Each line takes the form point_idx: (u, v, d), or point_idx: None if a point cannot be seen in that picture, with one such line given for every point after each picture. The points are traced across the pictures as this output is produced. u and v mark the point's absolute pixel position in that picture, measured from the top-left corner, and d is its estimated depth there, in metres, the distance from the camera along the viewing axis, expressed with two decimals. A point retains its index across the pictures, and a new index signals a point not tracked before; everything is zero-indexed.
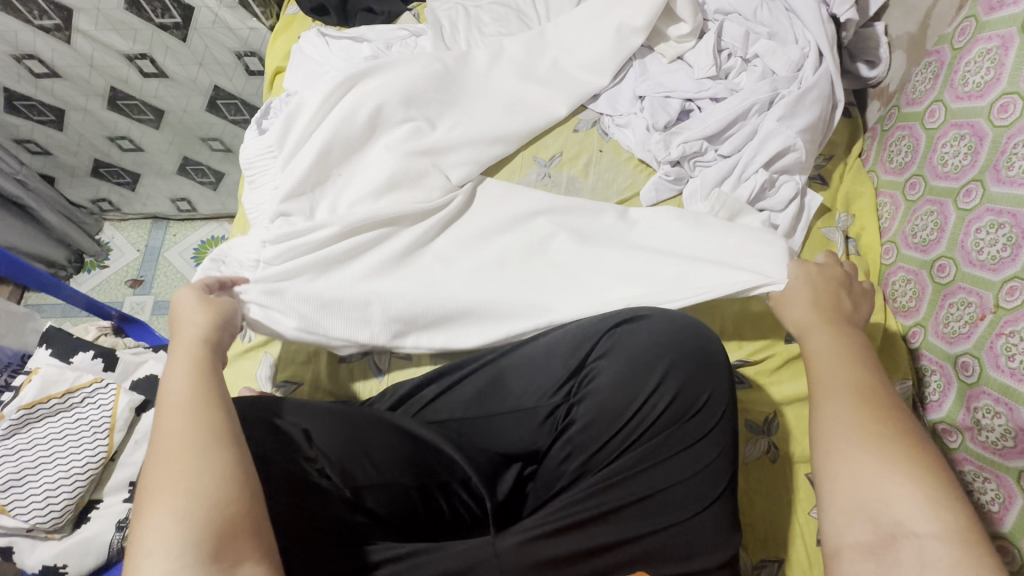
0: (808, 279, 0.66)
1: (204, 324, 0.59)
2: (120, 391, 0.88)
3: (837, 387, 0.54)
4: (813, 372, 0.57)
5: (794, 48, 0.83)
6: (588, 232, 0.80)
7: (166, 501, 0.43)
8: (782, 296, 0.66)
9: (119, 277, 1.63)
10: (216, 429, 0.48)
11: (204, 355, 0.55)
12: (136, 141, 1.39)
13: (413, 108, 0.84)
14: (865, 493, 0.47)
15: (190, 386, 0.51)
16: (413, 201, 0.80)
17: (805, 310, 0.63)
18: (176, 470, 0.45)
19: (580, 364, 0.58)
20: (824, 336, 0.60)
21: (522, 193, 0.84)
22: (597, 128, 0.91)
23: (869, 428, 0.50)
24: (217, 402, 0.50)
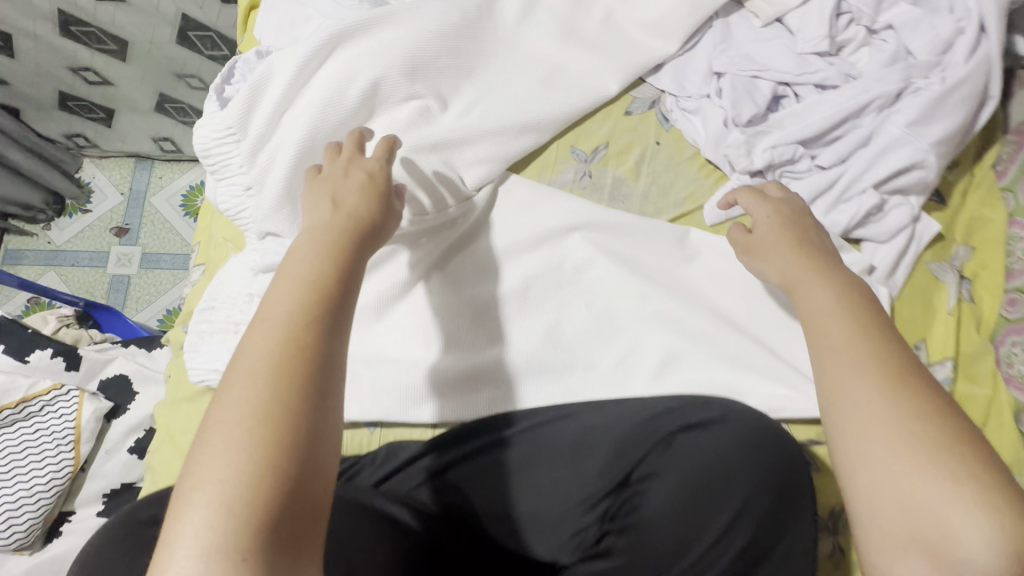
0: (781, 219, 0.56)
1: (367, 212, 0.51)
2: (82, 399, 0.78)
3: (856, 364, 0.45)
4: (818, 338, 0.47)
5: (946, 19, 0.60)
6: (636, 263, 0.64)
7: (239, 444, 0.38)
8: (750, 244, 0.57)
9: (103, 224, 1.50)
10: (310, 363, 0.41)
11: (347, 248, 0.48)
12: (102, 74, 1.19)
13: (420, 77, 0.65)
14: (902, 504, 0.39)
15: (302, 302, 0.44)
16: (418, 210, 0.62)
17: (788, 259, 0.53)
18: (260, 407, 0.39)
19: (620, 481, 0.49)
20: (826, 295, 0.49)
21: (554, 200, 0.66)
22: (656, 110, 0.71)
23: (902, 419, 0.41)
24: (325, 329, 0.43)
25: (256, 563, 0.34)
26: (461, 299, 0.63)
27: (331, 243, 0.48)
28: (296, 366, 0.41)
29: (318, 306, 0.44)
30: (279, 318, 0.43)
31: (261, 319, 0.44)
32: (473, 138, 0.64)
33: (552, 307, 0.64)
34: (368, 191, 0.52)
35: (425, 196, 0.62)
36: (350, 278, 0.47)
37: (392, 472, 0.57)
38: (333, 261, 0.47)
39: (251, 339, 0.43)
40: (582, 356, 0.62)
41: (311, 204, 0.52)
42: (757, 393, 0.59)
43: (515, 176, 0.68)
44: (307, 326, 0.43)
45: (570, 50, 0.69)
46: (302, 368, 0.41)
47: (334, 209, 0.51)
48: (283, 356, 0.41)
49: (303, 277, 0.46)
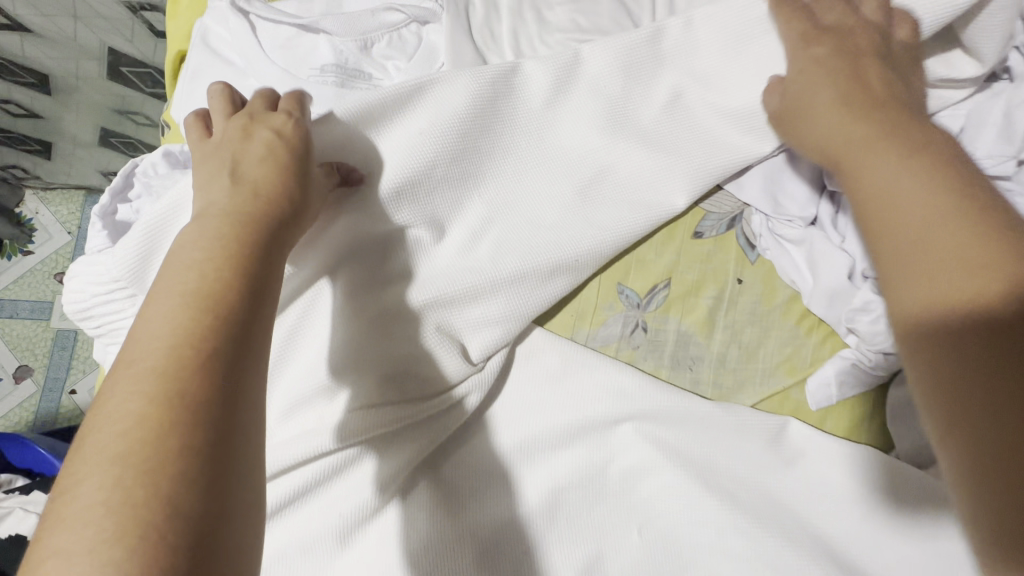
0: (815, 79, 0.44)
1: (247, 158, 0.38)
2: None
3: (933, 240, 0.36)
4: (893, 214, 0.38)
5: None
6: (713, 472, 0.45)
7: (83, 569, 0.24)
8: (795, 105, 0.44)
9: (48, 268, 1.30)
10: (196, 396, 0.29)
11: (245, 229, 0.35)
12: (27, 106, 0.98)
13: (407, 199, 0.44)
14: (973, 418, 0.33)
15: (186, 312, 0.31)
16: (402, 399, 0.44)
17: (832, 125, 0.42)
18: (110, 507, 0.25)
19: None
20: (893, 167, 0.39)
21: (595, 373, 0.46)
22: (737, 231, 0.50)
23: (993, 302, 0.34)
24: (217, 356, 0.30)
25: None
26: (462, 521, 0.44)
27: (224, 225, 0.35)
28: (169, 422, 0.27)
29: (206, 329, 0.31)
30: (143, 365, 0.29)
31: (114, 371, 0.30)
32: (483, 290, 0.45)
33: (591, 536, 0.44)
34: (276, 161, 0.38)
35: (407, 377, 0.44)
36: (247, 269, 0.34)
37: None
38: (224, 258, 0.33)
39: (104, 400, 0.29)
40: None
41: (203, 182, 0.38)
42: None
43: (542, 329, 0.48)
44: (179, 368, 0.29)
45: (623, 148, 0.48)
46: (180, 421, 0.27)
47: (233, 183, 0.37)
48: (142, 422, 0.27)
49: (195, 264, 0.33)
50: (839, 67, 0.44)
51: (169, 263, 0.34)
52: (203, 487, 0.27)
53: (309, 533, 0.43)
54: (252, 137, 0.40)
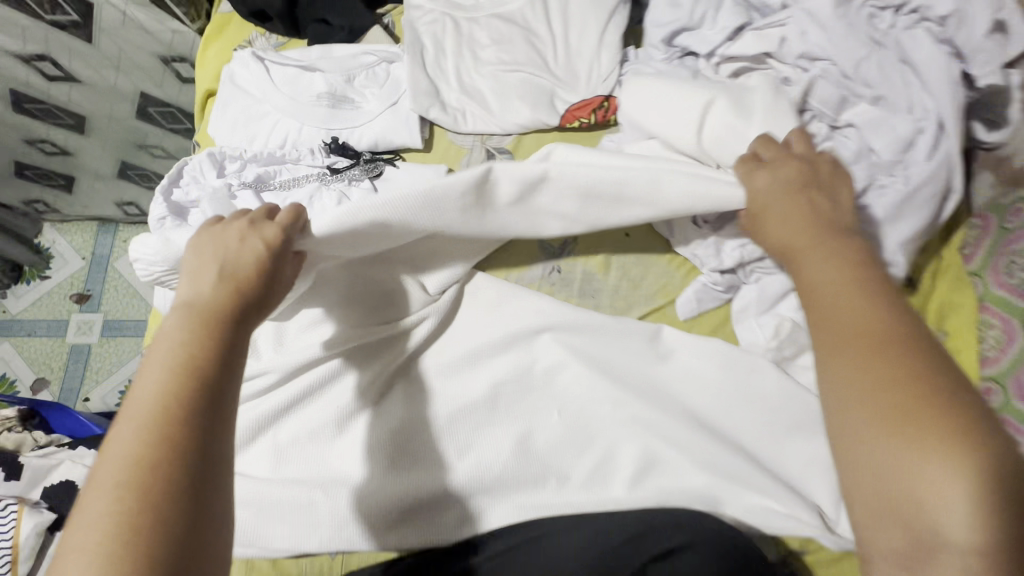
0: (772, 194, 0.54)
1: (254, 270, 0.49)
2: (21, 515, 0.72)
3: (849, 331, 0.44)
4: (816, 305, 0.47)
5: (906, 119, 0.59)
6: (608, 365, 0.62)
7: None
8: (749, 217, 0.56)
9: (63, 290, 1.44)
10: (184, 445, 0.37)
11: (222, 331, 0.44)
12: (60, 144, 1.15)
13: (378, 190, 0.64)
14: (898, 478, 0.38)
15: (172, 381, 0.40)
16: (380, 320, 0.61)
17: (789, 230, 0.52)
18: (108, 535, 0.34)
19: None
20: (822, 269, 0.49)
21: (521, 301, 0.64)
22: None
23: (888, 383, 0.41)
24: (180, 434, 0.37)
25: None
26: (427, 412, 0.60)
27: (196, 318, 0.44)
28: (153, 472, 0.36)
29: (186, 392, 0.40)
30: (140, 419, 0.38)
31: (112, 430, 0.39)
32: (435, 246, 0.62)
33: (522, 417, 0.61)
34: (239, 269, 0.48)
35: (379, 306, 0.61)
36: (216, 363, 0.42)
37: None
38: (196, 353, 0.42)
39: (107, 449, 0.38)
40: (555, 467, 0.60)
41: (191, 280, 0.47)
42: (729, 503, 0.57)
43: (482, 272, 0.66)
44: (151, 449, 0.37)
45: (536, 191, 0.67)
46: (153, 484, 0.35)
47: (219, 278, 0.47)
48: (137, 465, 0.36)
49: (181, 344, 0.42)
50: (784, 182, 0.55)
51: (155, 345, 0.43)
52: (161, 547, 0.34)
53: (317, 421, 0.59)
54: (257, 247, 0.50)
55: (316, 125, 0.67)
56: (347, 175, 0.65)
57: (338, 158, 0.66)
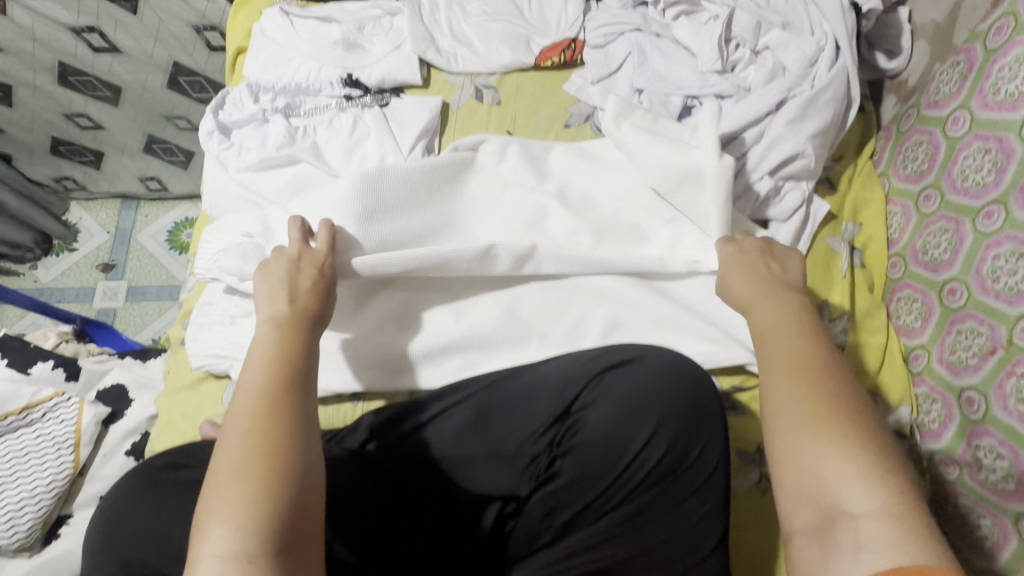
0: (734, 255, 0.65)
1: (320, 308, 0.58)
2: (83, 405, 0.84)
3: (784, 355, 0.53)
4: (762, 335, 0.56)
5: (809, 40, 0.75)
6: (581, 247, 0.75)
7: (227, 516, 0.41)
8: (722, 280, 0.65)
9: (90, 261, 1.57)
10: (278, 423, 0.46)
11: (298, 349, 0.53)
12: (94, 118, 1.30)
13: (393, 118, 0.79)
14: (818, 467, 0.46)
15: (272, 376, 0.49)
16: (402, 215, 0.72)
17: (744, 279, 0.61)
18: (237, 480, 0.43)
19: (564, 412, 0.58)
20: (767, 308, 0.58)
21: (508, 201, 0.77)
22: (591, 123, 0.84)
23: (814, 395, 0.49)
24: (294, 410, 0.48)
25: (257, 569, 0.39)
26: (432, 286, 0.73)
27: (286, 331, 0.54)
28: (261, 437, 0.45)
29: (278, 382, 0.49)
30: (250, 396, 0.48)
31: (233, 405, 0.48)
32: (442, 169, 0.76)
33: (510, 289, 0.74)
34: (294, 302, 0.57)
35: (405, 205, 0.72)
36: (303, 365, 0.52)
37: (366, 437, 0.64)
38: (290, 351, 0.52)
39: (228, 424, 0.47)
40: (538, 329, 0.72)
41: (266, 300, 0.57)
42: (683, 348, 0.69)
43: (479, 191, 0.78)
44: (268, 415, 0.47)
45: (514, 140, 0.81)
46: (263, 444, 0.45)
47: (290, 301, 0.56)
48: (258, 427, 0.46)
49: (280, 349, 0.52)
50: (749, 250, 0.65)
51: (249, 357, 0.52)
52: (303, 487, 0.44)
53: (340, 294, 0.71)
54: (314, 282, 0.60)
55: (337, 64, 0.82)
56: (360, 101, 0.80)
57: (352, 89, 0.81)
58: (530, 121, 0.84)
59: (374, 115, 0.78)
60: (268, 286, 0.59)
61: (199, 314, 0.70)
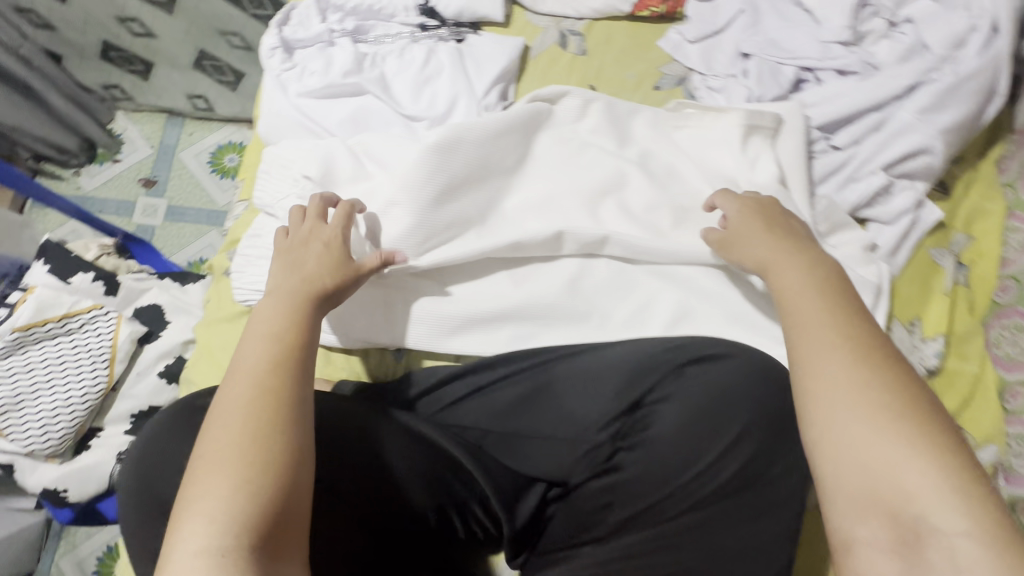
0: (752, 217, 0.60)
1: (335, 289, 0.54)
2: (120, 321, 0.82)
3: (830, 348, 0.46)
4: (798, 325, 0.49)
5: (961, 17, 0.65)
6: (660, 225, 0.68)
7: (209, 499, 0.40)
8: (729, 248, 0.60)
9: (132, 174, 1.55)
10: (274, 398, 0.45)
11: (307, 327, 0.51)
12: (147, 24, 1.29)
13: (470, 55, 0.72)
14: (887, 466, 0.40)
15: (273, 349, 0.48)
16: (469, 167, 0.65)
17: (764, 247, 0.56)
18: (224, 462, 0.42)
19: (633, 403, 0.53)
20: (806, 294, 0.51)
21: (584, 164, 0.70)
22: (683, 88, 0.75)
23: (873, 394, 0.43)
24: (290, 392, 0.45)
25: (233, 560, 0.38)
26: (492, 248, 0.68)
27: (291, 302, 0.52)
28: (254, 414, 0.44)
29: (278, 358, 0.48)
30: (249, 371, 0.47)
31: (230, 379, 0.47)
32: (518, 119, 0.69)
33: (570, 265, 0.67)
34: (307, 276, 0.54)
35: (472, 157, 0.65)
36: (309, 342, 0.50)
37: (412, 397, 0.61)
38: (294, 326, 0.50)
39: (222, 398, 0.46)
40: (601, 307, 0.66)
41: (278, 273, 0.55)
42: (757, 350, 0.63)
43: (555, 143, 0.71)
44: (264, 391, 0.45)
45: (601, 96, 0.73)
46: (256, 422, 0.43)
47: (298, 275, 0.54)
48: (251, 404, 0.44)
49: (279, 322, 0.50)
50: (763, 214, 0.60)
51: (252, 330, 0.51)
52: (291, 477, 0.42)
53: None
54: (325, 253, 0.56)
55: None
56: (436, 33, 0.73)
57: (428, 19, 0.74)
58: (616, 77, 0.76)
59: (449, 50, 0.71)
60: (284, 257, 0.56)
61: (247, 245, 0.66)
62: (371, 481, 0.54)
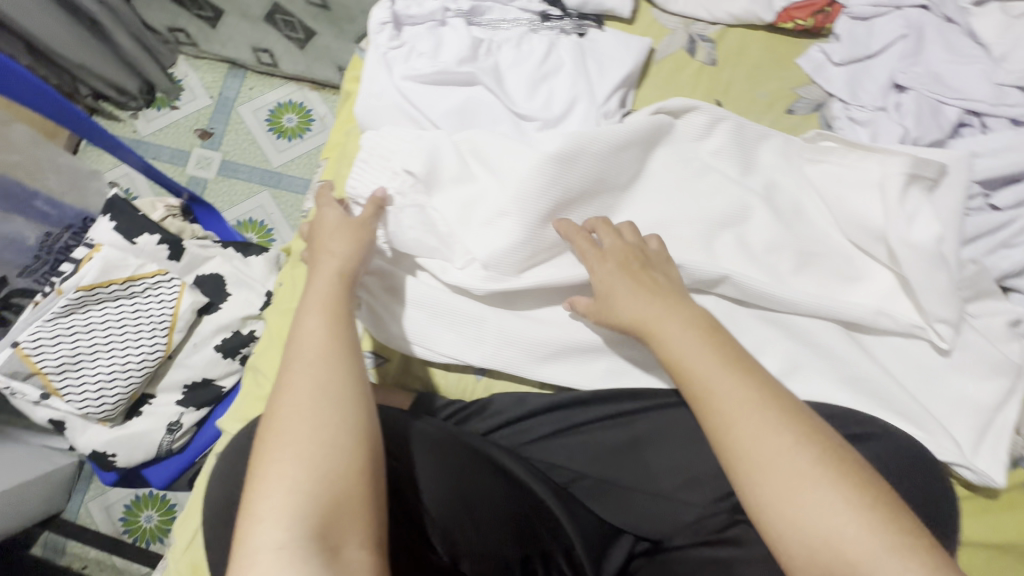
0: (598, 256, 0.55)
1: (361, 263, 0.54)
2: (184, 289, 0.79)
3: (734, 407, 0.45)
4: (699, 383, 0.47)
5: None
6: (779, 269, 0.62)
7: (286, 481, 0.40)
8: (600, 299, 0.54)
9: (189, 123, 1.51)
10: (337, 380, 0.45)
11: (348, 305, 0.51)
12: None
13: (593, 53, 0.65)
14: (825, 536, 0.40)
15: (326, 330, 0.48)
16: (583, 182, 0.59)
17: (645, 300, 0.52)
18: (297, 445, 0.42)
19: None
20: (688, 342, 0.49)
21: (703, 190, 0.64)
22: (820, 115, 0.68)
23: (788, 453, 0.43)
24: (345, 373, 0.46)
25: (313, 539, 0.38)
26: None
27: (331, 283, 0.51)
28: (319, 396, 0.44)
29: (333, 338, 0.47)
30: (307, 353, 0.46)
31: (286, 362, 0.47)
32: (641, 133, 0.62)
33: None
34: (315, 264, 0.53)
35: (588, 170, 0.60)
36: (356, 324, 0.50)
37: (501, 425, 0.57)
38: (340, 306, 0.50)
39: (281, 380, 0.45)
40: None
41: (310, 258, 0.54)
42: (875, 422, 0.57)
43: (672, 163, 0.65)
44: (326, 372, 0.45)
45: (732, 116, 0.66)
46: (320, 404, 0.43)
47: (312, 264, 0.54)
48: (318, 387, 0.44)
49: (322, 301, 0.50)
50: (619, 262, 0.55)
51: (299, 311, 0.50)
52: (361, 458, 0.42)
53: None
54: (340, 229, 0.55)
55: None
56: (558, 24, 0.66)
57: (550, 7, 0.67)
58: (747, 94, 0.68)
59: (570, 46, 0.64)
60: (314, 243, 0.55)
61: None
62: (467, 521, 0.48)
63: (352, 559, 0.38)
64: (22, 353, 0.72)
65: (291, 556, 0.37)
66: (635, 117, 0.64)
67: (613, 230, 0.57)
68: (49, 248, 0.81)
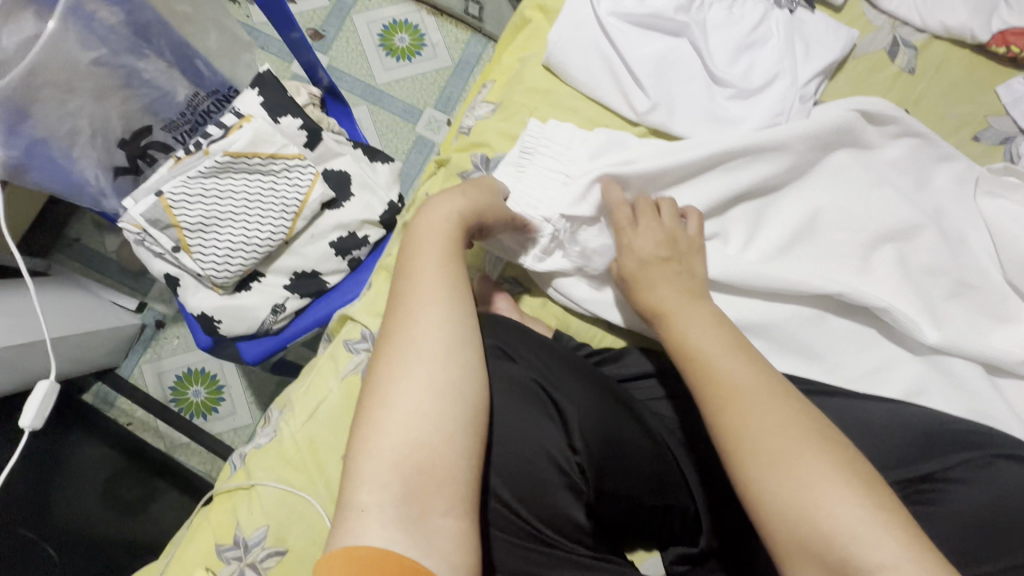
0: (630, 238, 0.56)
1: (473, 217, 0.50)
2: (317, 179, 0.79)
3: (739, 387, 0.43)
4: (701, 368, 0.45)
5: None
6: (933, 293, 0.62)
7: (370, 445, 0.38)
8: (633, 282, 0.55)
9: (302, 20, 1.48)
10: (432, 339, 0.42)
11: (455, 262, 0.47)
12: None
13: (801, 32, 0.63)
14: (802, 506, 0.37)
15: (428, 283, 0.45)
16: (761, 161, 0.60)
17: (667, 289, 0.52)
18: (387, 406, 0.39)
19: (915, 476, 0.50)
20: (699, 330, 0.48)
21: (876, 198, 0.63)
22: (1006, 147, 0.66)
23: (774, 433, 0.40)
24: (439, 333, 0.42)
25: (387, 507, 0.36)
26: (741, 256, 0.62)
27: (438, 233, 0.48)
28: (411, 354, 0.41)
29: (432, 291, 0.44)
30: (401, 308, 0.44)
31: (388, 314, 0.44)
32: (834, 122, 0.61)
33: (823, 302, 0.63)
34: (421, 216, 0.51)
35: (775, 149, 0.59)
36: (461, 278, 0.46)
37: (634, 378, 0.59)
38: (445, 259, 0.46)
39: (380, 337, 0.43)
40: (838, 353, 0.62)
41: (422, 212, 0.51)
42: None
43: (851, 163, 0.64)
44: (422, 329, 0.42)
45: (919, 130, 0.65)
46: (411, 362, 0.41)
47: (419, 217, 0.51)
48: (412, 346, 0.41)
49: (427, 251, 0.47)
50: (653, 251, 0.55)
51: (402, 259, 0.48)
52: (451, 427, 0.39)
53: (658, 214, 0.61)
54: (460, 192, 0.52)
55: None
56: None
57: None
58: (937, 109, 0.66)
59: (782, 20, 0.63)
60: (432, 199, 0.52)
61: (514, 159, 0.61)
62: (610, 453, 0.48)
63: (434, 527, 0.36)
64: (165, 202, 0.74)
65: (372, 519, 0.35)
66: (828, 107, 0.63)
67: (657, 207, 0.57)
68: (194, 108, 0.81)
